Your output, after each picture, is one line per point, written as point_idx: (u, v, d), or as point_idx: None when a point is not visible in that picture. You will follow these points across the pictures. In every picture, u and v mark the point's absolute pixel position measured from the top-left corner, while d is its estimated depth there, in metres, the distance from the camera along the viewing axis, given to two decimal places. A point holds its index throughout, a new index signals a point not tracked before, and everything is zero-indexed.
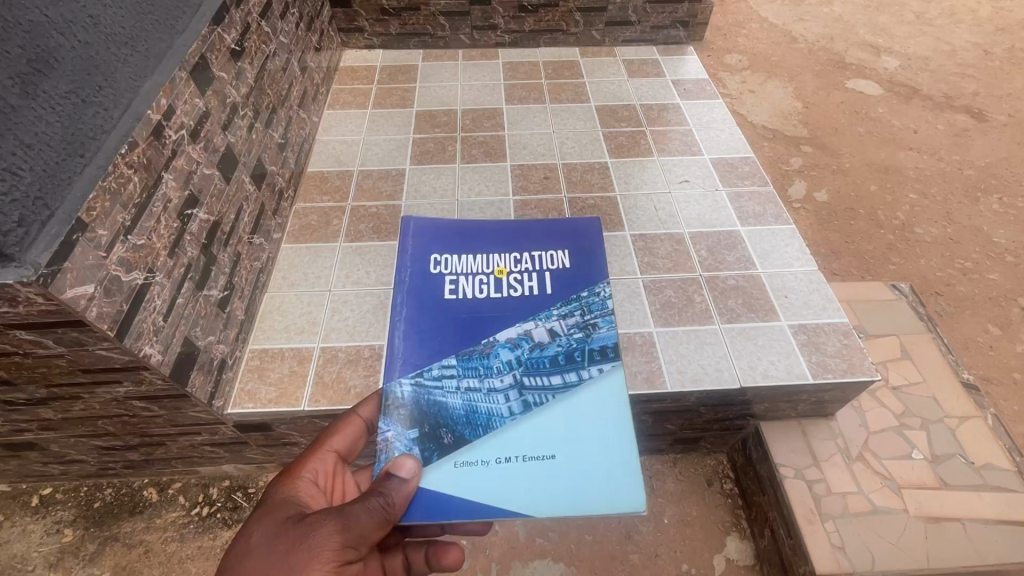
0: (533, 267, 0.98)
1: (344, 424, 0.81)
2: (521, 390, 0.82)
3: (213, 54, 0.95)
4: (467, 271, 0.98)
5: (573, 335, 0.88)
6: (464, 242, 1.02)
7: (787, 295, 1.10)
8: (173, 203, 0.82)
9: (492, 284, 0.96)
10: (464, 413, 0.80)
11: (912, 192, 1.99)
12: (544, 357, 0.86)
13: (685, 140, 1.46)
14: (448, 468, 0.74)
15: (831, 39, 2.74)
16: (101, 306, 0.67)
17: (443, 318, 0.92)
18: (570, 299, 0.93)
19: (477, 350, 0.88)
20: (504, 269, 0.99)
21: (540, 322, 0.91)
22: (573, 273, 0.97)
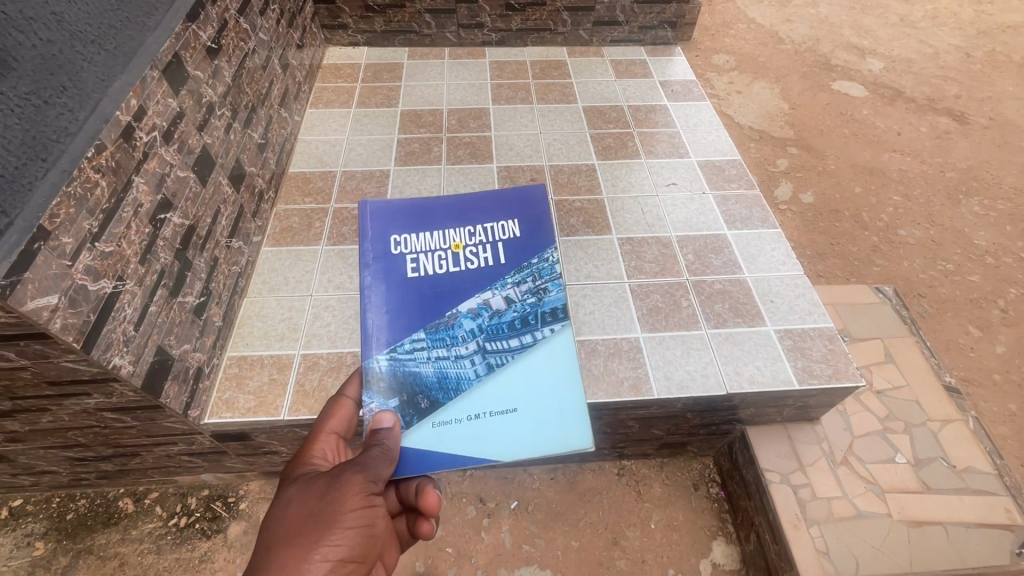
0: (489, 235, 0.94)
1: (337, 406, 0.78)
2: (484, 352, 0.82)
3: (188, 52, 0.92)
4: (423, 246, 0.93)
5: (528, 298, 0.88)
6: (417, 216, 0.96)
7: (773, 299, 1.10)
8: (144, 207, 0.79)
9: (450, 256, 0.91)
10: (435, 378, 0.79)
11: (896, 194, 2.01)
12: (503, 322, 0.85)
13: (672, 142, 1.45)
14: (424, 430, 0.75)
15: (817, 40, 2.75)
16: (66, 317, 0.64)
17: (405, 295, 0.88)
18: (525, 263, 0.91)
19: (443, 322, 0.85)
20: (459, 241, 0.93)
21: (497, 289, 0.88)
22: (527, 239, 0.94)
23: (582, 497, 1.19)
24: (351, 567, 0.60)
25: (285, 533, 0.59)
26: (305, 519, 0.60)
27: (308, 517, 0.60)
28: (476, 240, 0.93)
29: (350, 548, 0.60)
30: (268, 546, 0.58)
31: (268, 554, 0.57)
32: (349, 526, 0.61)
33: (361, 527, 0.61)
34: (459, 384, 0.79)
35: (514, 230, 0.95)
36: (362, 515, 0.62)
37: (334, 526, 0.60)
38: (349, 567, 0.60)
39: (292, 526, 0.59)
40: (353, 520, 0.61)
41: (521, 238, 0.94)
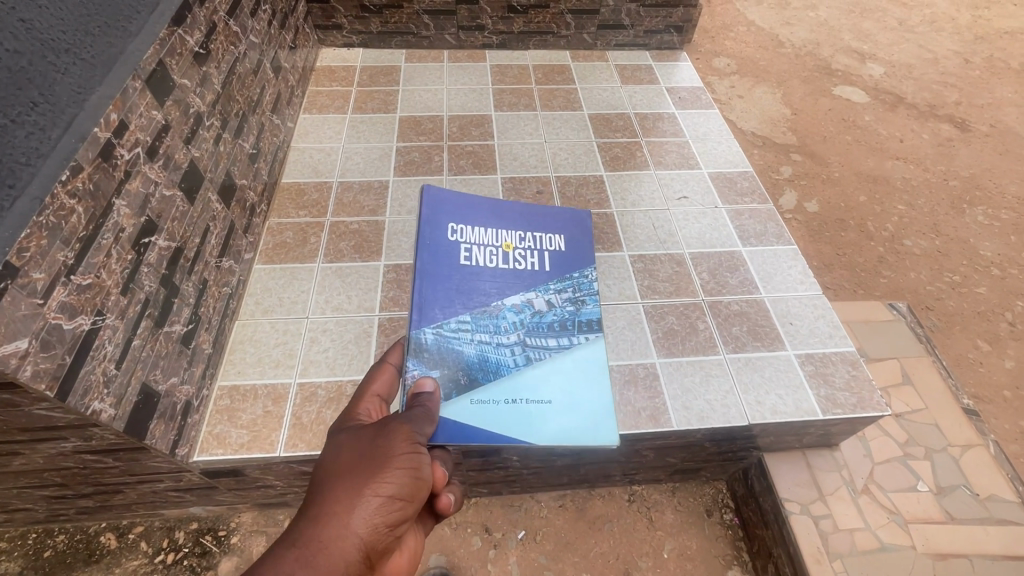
0: (539, 242, 1.02)
1: (381, 371, 0.75)
2: (524, 345, 0.88)
3: (173, 58, 0.85)
4: (477, 238, 0.99)
5: (571, 307, 0.95)
6: (476, 211, 1.02)
7: (793, 321, 1.06)
8: (126, 232, 0.72)
9: (501, 253, 0.99)
10: (477, 359, 0.84)
11: (901, 203, 1.99)
12: (544, 322, 0.93)
13: (682, 152, 1.40)
14: (465, 404, 0.79)
15: (817, 44, 2.72)
16: (37, 363, 0.57)
17: (456, 279, 0.92)
18: (571, 274, 1.00)
19: (485, 312, 0.90)
20: (510, 242, 1.02)
21: (542, 293, 0.95)
22: (572, 255, 1.03)
23: (593, 525, 1.14)
24: (403, 512, 0.54)
25: (335, 474, 0.54)
26: (354, 460, 0.55)
27: (358, 459, 0.55)
28: (527, 243, 1.01)
29: (400, 487, 0.54)
30: (317, 490, 0.53)
31: (317, 498, 0.52)
32: (400, 465, 0.55)
33: (411, 469, 0.56)
34: (500, 368, 0.84)
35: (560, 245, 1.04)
36: (413, 457, 0.57)
37: (386, 464, 0.55)
38: (402, 509, 0.54)
39: (342, 469, 0.55)
40: (404, 461, 0.56)
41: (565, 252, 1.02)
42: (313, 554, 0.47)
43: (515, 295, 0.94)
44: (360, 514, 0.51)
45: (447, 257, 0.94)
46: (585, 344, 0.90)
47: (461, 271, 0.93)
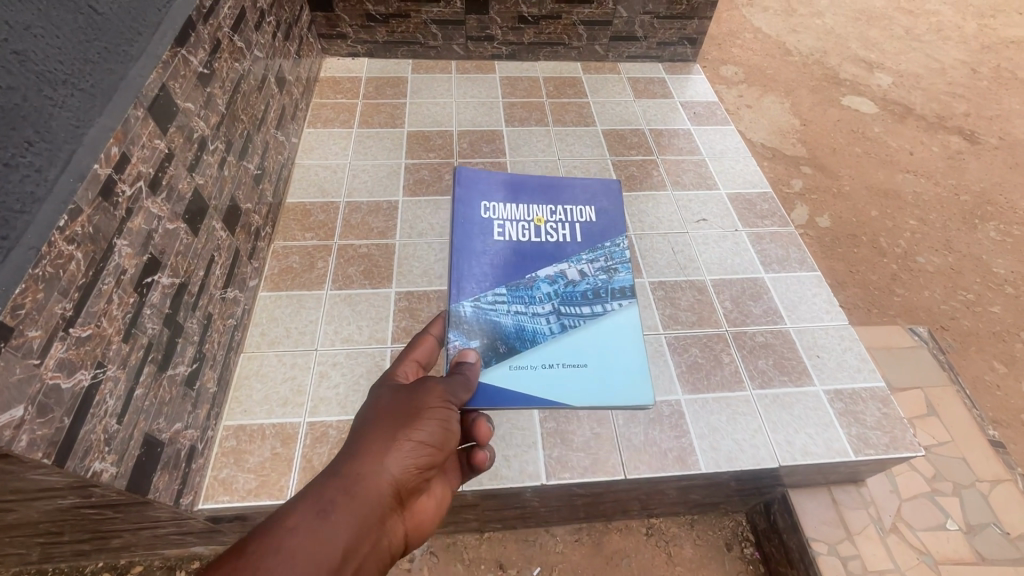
0: (567, 215, 1.10)
1: (422, 338, 0.80)
2: (558, 314, 0.96)
3: (176, 82, 0.80)
4: (508, 217, 1.09)
5: (600, 276, 1.02)
6: (508, 193, 1.12)
7: (820, 354, 1.02)
8: (128, 274, 0.67)
9: (532, 228, 1.08)
10: (513, 328, 0.94)
11: (912, 218, 1.96)
12: (574, 292, 0.99)
13: (700, 171, 1.36)
14: (504, 369, 0.88)
15: (824, 52, 2.69)
16: (33, 430, 0.52)
17: (492, 255, 1.03)
18: (598, 245, 1.06)
19: (520, 283, 1.00)
20: (541, 217, 1.10)
21: (571, 262, 1.04)
22: (600, 226, 1.10)
23: (610, 560, 1.11)
24: (430, 460, 0.62)
25: (375, 422, 0.63)
26: (391, 411, 0.64)
27: (395, 412, 0.64)
28: (556, 217, 1.09)
29: (430, 437, 0.62)
30: (359, 434, 0.62)
31: (358, 441, 0.61)
32: (429, 420, 0.64)
33: (439, 425, 0.64)
34: (535, 336, 0.92)
35: (587, 218, 1.10)
36: (442, 413, 0.65)
37: (418, 418, 0.63)
38: (429, 457, 0.62)
39: (381, 418, 0.63)
40: (433, 417, 0.64)
41: (593, 226, 1.10)
42: (352, 485, 0.56)
43: (547, 266, 1.03)
44: (393, 457, 0.59)
45: (483, 237, 1.05)
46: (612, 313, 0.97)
47: (496, 248, 1.04)
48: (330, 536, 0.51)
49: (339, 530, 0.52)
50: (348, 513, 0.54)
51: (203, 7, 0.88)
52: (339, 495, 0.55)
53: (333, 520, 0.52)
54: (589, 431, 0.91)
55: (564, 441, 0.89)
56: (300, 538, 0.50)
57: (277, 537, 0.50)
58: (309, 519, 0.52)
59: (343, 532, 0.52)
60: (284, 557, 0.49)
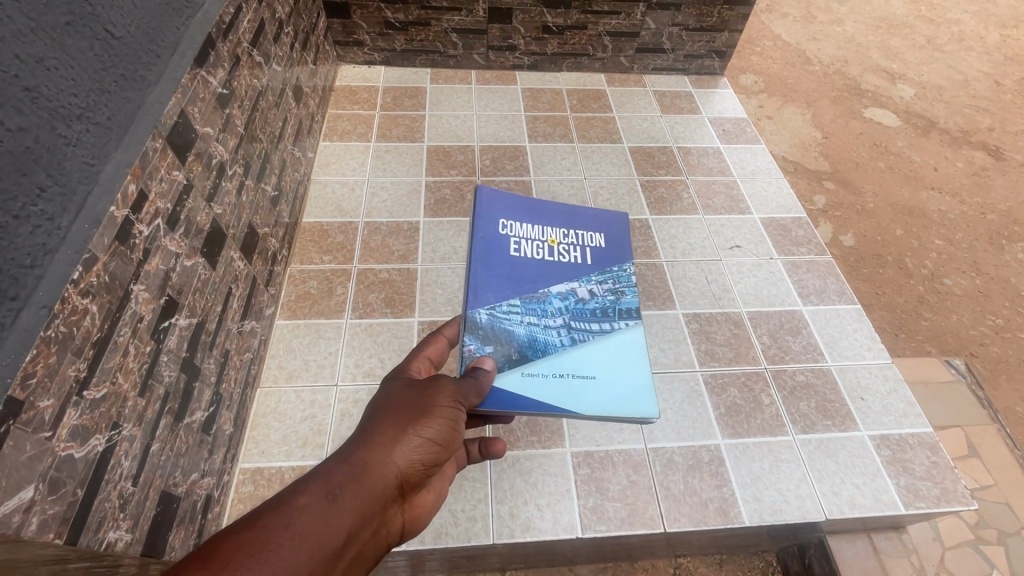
0: (580, 238, 1.00)
1: (434, 337, 0.74)
2: (570, 328, 0.86)
3: (195, 107, 0.75)
4: (524, 233, 0.97)
5: (612, 296, 0.93)
6: (524, 206, 1.00)
7: (864, 396, 0.98)
8: (145, 321, 0.62)
9: (547, 247, 0.96)
10: (526, 339, 0.84)
11: (938, 237, 1.91)
12: (586, 308, 0.90)
13: (731, 194, 1.31)
14: (515, 375, 0.78)
15: (846, 61, 2.62)
16: (45, 510, 0.47)
17: (508, 269, 0.91)
18: (610, 267, 0.97)
19: (535, 296, 0.89)
20: (554, 238, 0.98)
21: (583, 281, 0.94)
22: (612, 252, 1.00)
23: None
24: (437, 457, 0.57)
25: (383, 414, 0.57)
26: (402, 403, 0.59)
27: (406, 404, 0.59)
28: (570, 238, 0.99)
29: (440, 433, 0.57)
30: (366, 423, 0.57)
31: (366, 429, 0.55)
32: (441, 415, 0.59)
33: (449, 422, 0.59)
34: (547, 347, 0.83)
35: (598, 242, 1.00)
36: (453, 412, 0.61)
37: (429, 413, 0.58)
38: (437, 454, 0.57)
39: (391, 409, 0.58)
40: (444, 412, 0.60)
41: (606, 247, 1.00)
42: (359, 472, 0.51)
43: (560, 283, 0.92)
44: (403, 448, 0.54)
45: (498, 250, 0.93)
46: (621, 329, 0.88)
47: (511, 263, 0.92)
48: (335, 522, 0.46)
49: (344, 517, 0.47)
50: (355, 499, 0.49)
51: (222, 23, 0.83)
52: (346, 480, 0.49)
53: (339, 505, 0.47)
54: (625, 478, 0.86)
55: (599, 489, 0.85)
56: (307, 521, 0.45)
57: (282, 516, 0.44)
58: (315, 501, 0.46)
59: (349, 520, 0.47)
60: (289, 537, 0.44)
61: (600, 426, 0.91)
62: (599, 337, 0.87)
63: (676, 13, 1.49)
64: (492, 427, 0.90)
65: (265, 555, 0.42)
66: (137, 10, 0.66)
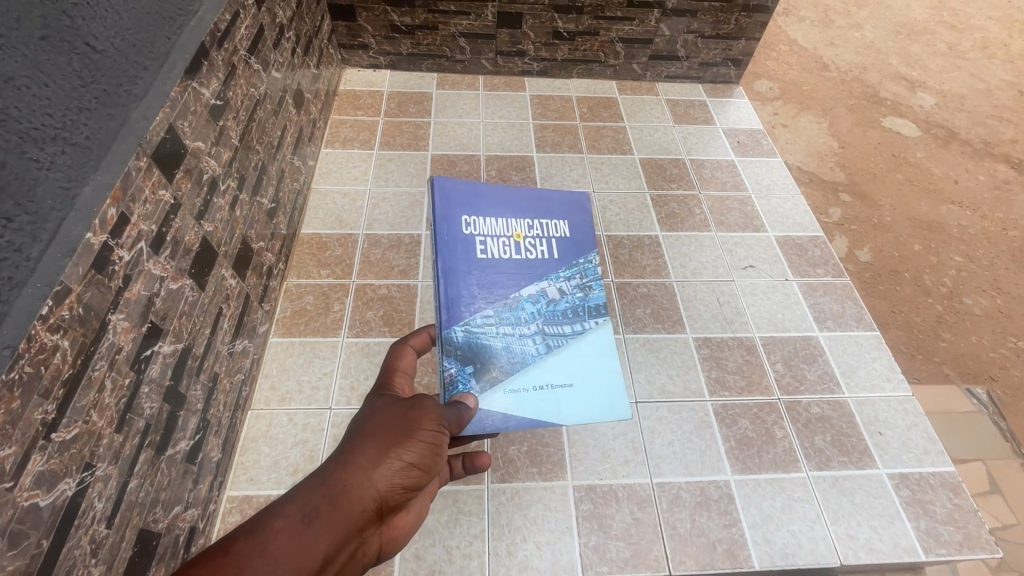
0: (546, 229, 0.87)
1: (398, 349, 0.70)
2: (545, 334, 0.77)
3: (186, 120, 0.71)
4: (489, 229, 0.82)
5: (580, 293, 0.84)
6: (485, 197, 0.85)
7: (882, 431, 0.93)
8: (124, 352, 0.59)
9: (514, 243, 0.83)
10: (503, 352, 0.74)
11: (957, 253, 1.85)
12: (559, 309, 0.80)
13: (745, 210, 1.26)
14: (496, 395, 0.72)
15: (864, 68, 2.54)
16: (2, 566, 0.44)
17: (478, 275, 0.77)
18: (577, 259, 0.86)
19: (509, 302, 0.77)
20: (519, 232, 0.85)
21: (553, 279, 0.83)
22: (578, 240, 0.88)
23: None
24: (421, 478, 0.54)
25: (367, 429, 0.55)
26: (386, 421, 0.55)
27: (390, 422, 0.56)
28: (536, 230, 0.86)
29: (423, 456, 0.54)
30: (349, 438, 0.54)
31: (347, 447, 0.53)
32: (425, 435, 0.55)
33: (434, 442, 0.55)
34: (526, 358, 0.75)
35: (565, 232, 0.88)
36: (439, 434, 0.57)
37: (413, 434, 0.55)
38: (419, 476, 0.54)
39: (374, 426, 0.55)
40: (430, 431, 0.56)
41: (572, 238, 0.88)
42: (336, 496, 0.49)
43: (531, 283, 0.81)
44: (383, 471, 0.51)
45: (463, 253, 0.78)
46: (596, 328, 0.80)
47: (480, 267, 0.78)
48: (308, 548, 0.45)
49: (318, 543, 0.46)
50: (330, 525, 0.47)
51: (217, 31, 0.80)
52: (322, 503, 0.48)
53: (313, 531, 0.46)
54: (629, 515, 0.82)
55: (602, 527, 0.81)
56: (278, 549, 0.44)
57: (255, 544, 0.44)
58: (288, 527, 0.45)
59: (322, 547, 0.46)
60: (260, 566, 0.43)
61: (604, 457, 0.87)
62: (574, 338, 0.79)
63: (692, 20, 1.44)
64: (491, 457, 0.86)
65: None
66: (123, 19, 0.62)
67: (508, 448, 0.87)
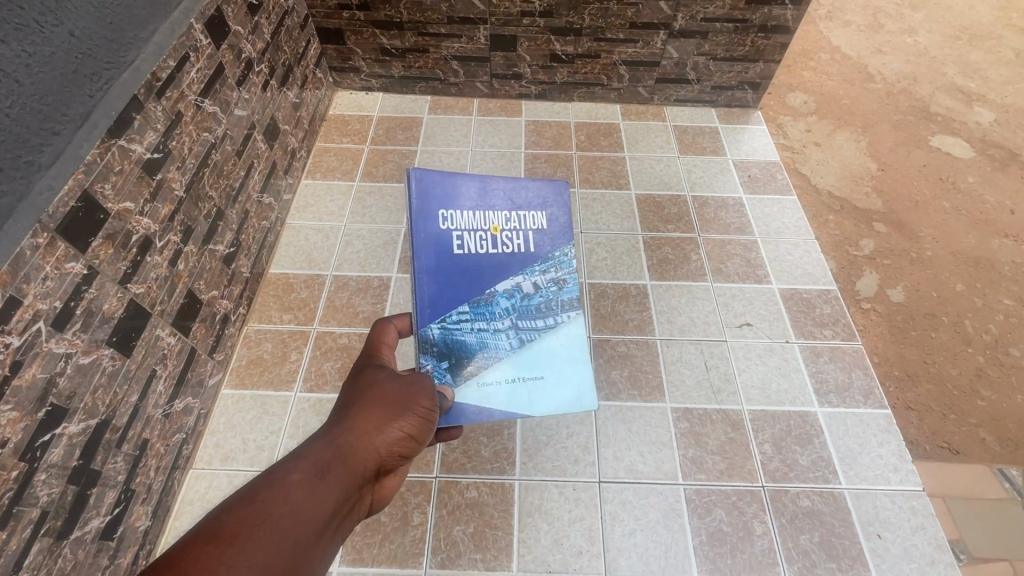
0: (524, 219, 0.74)
1: (383, 326, 0.65)
2: (518, 327, 0.71)
3: (109, 184, 0.68)
4: (463, 221, 0.70)
5: (555, 286, 0.74)
6: (458, 179, 0.71)
7: (883, 534, 0.82)
8: (11, 443, 0.56)
9: (490, 238, 0.71)
10: (476, 349, 0.69)
11: (1007, 295, 1.43)
12: (532, 304, 0.73)
13: (749, 257, 1.14)
14: (471, 389, 0.68)
15: (914, 79, 2.07)
16: None
17: (448, 277, 0.69)
18: (557, 252, 0.74)
19: (481, 299, 0.70)
20: (496, 224, 0.72)
21: (527, 273, 0.73)
22: (563, 231, 0.75)
23: None
24: (418, 447, 0.53)
25: (371, 397, 0.52)
26: (389, 391, 0.53)
27: (390, 392, 0.54)
28: (515, 221, 0.73)
29: (422, 429, 0.53)
30: (344, 409, 0.51)
31: (346, 416, 0.50)
32: (424, 408, 0.54)
33: (431, 415, 0.55)
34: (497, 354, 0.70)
35: (547, 222, 0.74)
36: (435, 409, 0.56)
37: (414, 406, 0.53)
38: (416, 446, 0.52)
39: (379, 393, 0.53)
40: (427, 404, 0.54)
41: (557, 228, 0.74)
42: (346, 456, 0.46)
43: (504, 278, 0.71)
44: (388, 435, 0.50)
45: (434, 251, 0.68)
46: (571, 322, 0.73)
47: (451, 268, 0.69)
48: (324, 500, 0.42)
49: (331, 496, 0.42)
50: (342, 480, 0.44)
51: (156, 81, 0.75)
52: (334, 460, 0.45)
53: (328, 484, 0.43)
54: None
55: None
56: (299, 498, 0.40)
57: (274, 495, 0.40)
58: (303, 480, 0.42)
59: (337, 501, 0.43)
60: (284, 515, 0.39)
61: (556, 546, 0.80)
62: (547, 332, 0.73)
63: (702, 41, 1.32)
64: (432, 538, 0.80)
65: (255, 535, 0.37)
66: (22, 86, 0.58)
67: (452, 528, 0.81)
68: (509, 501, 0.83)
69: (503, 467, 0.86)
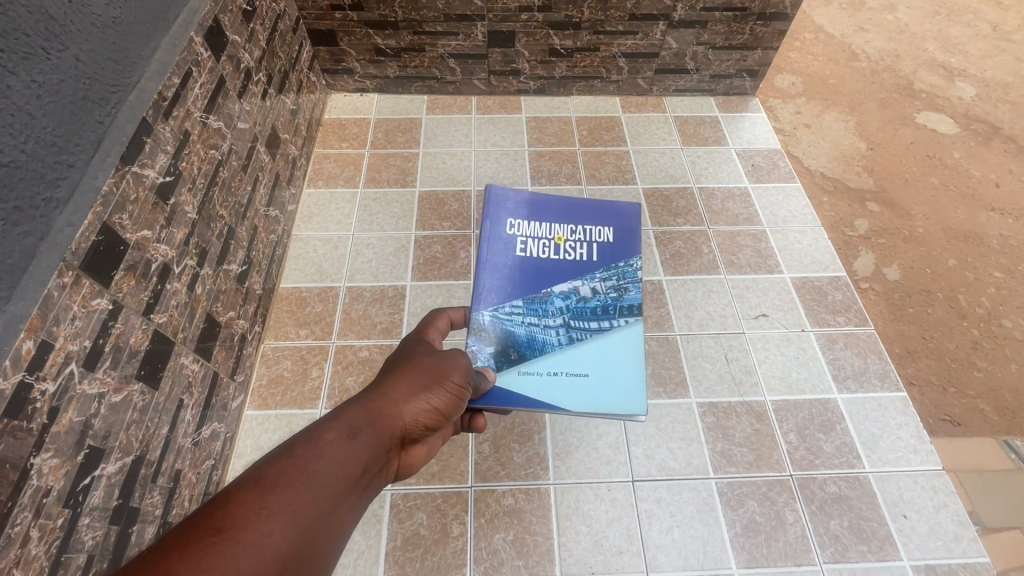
0: (588, 233, 0.85)
1: (438, 313, 0.68)
2: (569, 325, 0.75)
3: (126, 215, 0.65)
4: (531, 230, 0.84)
5: (614, 293, 0.79)
6: (531, 199, 0.87)
7: (908, 514, 0.85)
8: (53, 492, 0.54)
9: (553, 244, 0.83)
10: (526, 340, 0.73)
11: (997, 268, 1.47)
12: (588, 306, 0.78)
13: (759, 248, 1.15)
14: (513, 375, 0.70)
15: (897, 56, 2.10)
16: None
17: (512, 270, 0.80)
18: (617, 263, 0.82)
19: (537, 296, 0.78)
20: (561, 235, 0.85)
21: (586, 279, 0.80)
22: (623, 247, 0.84)
23: None
24: (444, 421, 0.54)
25: (406, 369, 0.54)
26: (423, 365, 0.55)
27: (424, 366, 0.55)
28: (579, 234, 0.85)
29: (450, 404, 0.54)
30: (378, 378, 0.54)
31: (381, 383, 0.52)
32: (454, 385, 0.55)
33: (460, 392, 0.56)
34: (546, 347, 0.72)
35: (609, 236, 0.85)
36: (466, 386, 0.57)
37: (444, 382, 0.55)
38: (442, 418, 0.54)
39: (414, 366, 0.55)
40: (458, 380, 0.56)
41: (617, 243, 0.84)
42: (377, 419, 0.48)
43: (561, 280, 0.80)
44: (417, 405, 0.51)
45: (500, 250, 0.82)
46: (623, 327, 0.76)
47: (515, 264, 0.80)
48: (354, 457, 0.44)
49: (361, 455, 0.45)
50: (371, 441, 0.46)
51: (163, 101, 0.72)
52: (366, 423, 0.47)
53: (359, 443, 0.45)
54: None
55: None
56: (333, 453, 0.43)
57: (311, 449, 0.42)
58: (337, 439, 0.44)
59: (365, 459, 0.45)
60: (318, 469, 0.41)
61: (596, 548, 0.81)
62: (598, 334, 0.76)
63: (701, 31, 1.31)
64: (473, 548, 0.80)
65: (294, 484, 0.39)
66: (34, 120, 0.55)
67: (493, 537, 0.81)
68: (546, 506, 0.84)
69: (538, 472, 0.87)
